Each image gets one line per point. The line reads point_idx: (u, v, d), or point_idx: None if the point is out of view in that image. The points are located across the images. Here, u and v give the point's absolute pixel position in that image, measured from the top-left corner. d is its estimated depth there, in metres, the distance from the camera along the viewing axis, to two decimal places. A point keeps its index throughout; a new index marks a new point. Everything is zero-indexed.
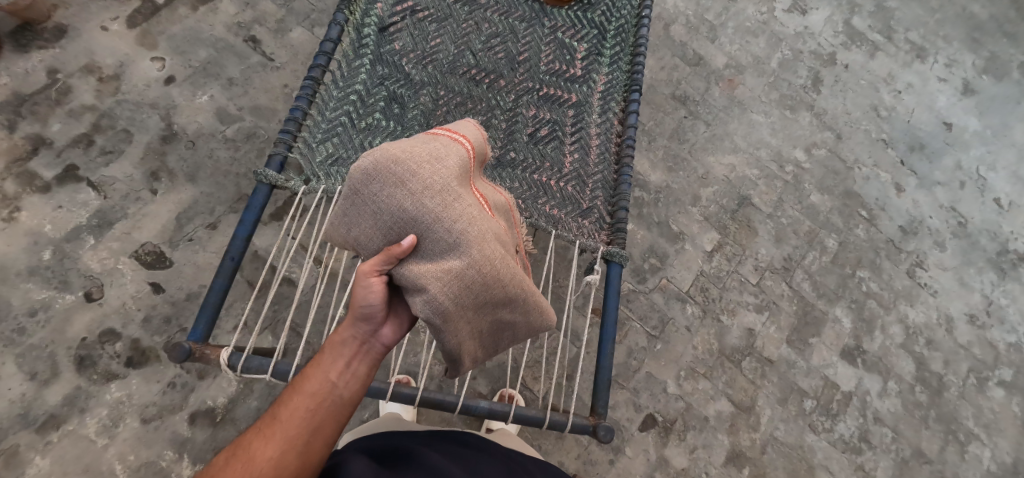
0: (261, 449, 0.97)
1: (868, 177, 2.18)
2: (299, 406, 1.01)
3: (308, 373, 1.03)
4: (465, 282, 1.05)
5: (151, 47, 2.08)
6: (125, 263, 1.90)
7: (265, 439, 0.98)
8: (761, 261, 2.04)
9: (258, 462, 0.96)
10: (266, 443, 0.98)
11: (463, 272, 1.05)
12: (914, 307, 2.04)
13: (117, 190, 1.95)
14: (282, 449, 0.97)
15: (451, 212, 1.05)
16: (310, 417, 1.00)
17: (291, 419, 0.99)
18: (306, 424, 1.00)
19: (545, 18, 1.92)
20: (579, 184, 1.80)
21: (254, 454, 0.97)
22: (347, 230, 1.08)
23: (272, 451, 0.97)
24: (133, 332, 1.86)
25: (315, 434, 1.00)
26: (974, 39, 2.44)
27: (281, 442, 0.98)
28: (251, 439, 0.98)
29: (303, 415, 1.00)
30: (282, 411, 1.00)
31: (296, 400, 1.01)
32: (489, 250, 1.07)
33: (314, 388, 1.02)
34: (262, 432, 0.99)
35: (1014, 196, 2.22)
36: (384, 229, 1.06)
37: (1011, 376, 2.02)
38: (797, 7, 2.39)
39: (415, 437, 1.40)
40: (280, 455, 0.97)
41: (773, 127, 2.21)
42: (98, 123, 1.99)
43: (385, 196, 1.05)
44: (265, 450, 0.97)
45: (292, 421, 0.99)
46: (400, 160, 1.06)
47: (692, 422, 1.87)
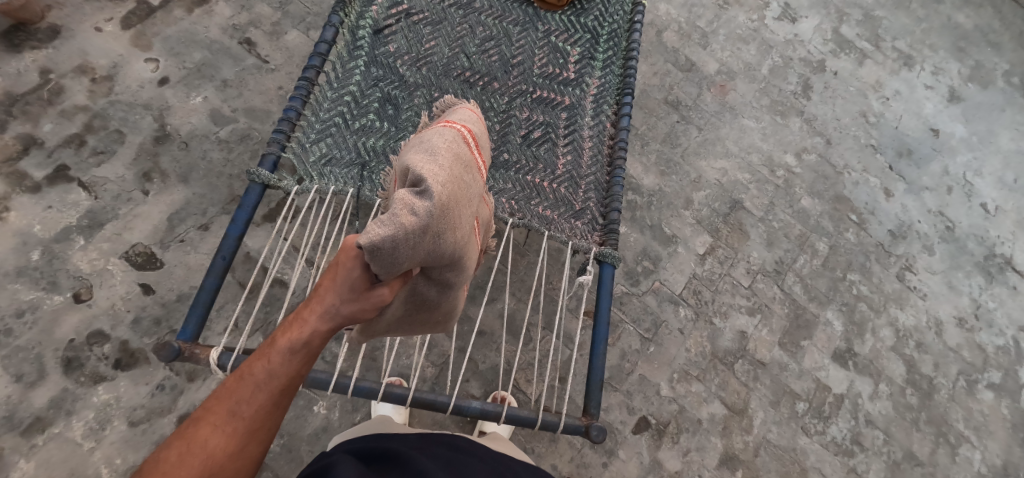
0: (223, 447, 0.87)
1: (857, 181, 2.21)
2: (263, 400, 0.92)
3: (270, 363, 0.93)
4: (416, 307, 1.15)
5: (145, 48, 2.08)
6: (115, 264, 1.89)
7: (224, 435, 0.88)
8: (752, 264, 2.06)
9: (219, 462, 0.87)
10: (228, 441, 0.88)
11: (425, 299, 1.13)
12: (904, 310, 2.06)
13: (108, 191, 1.94)
14: (242, 445, 0.89)
15: (463, 267, 1.10)
16: (272, 410, 0.93)
17: (257, 414, 0.91)
18: (267, 419, 0.92)
19: (539, 22, 1.95)
20: (572, 186, 1.81)
21: (212, 453, 0.86)
22: (394, 256, 0.94)
23: (236, 448, 0.88)
24: (121, 334, 1.84)
25: (272, 427, 0.93)
26: (959, 48, 2.48)
27: (241, 438, 0.89)
28: (208, 436, 0.87)
29: (269, 411, 0.92)
30: (245, 406, 0.90)
31: (260, 395, 0.92)
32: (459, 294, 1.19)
33: (280, 382, 0.93)
34: (222, 428, 0.88)
35: (1000, 201, 2.25)
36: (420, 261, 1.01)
37: (1000, 378, 2.04)
38: (787, 15, 2.43)
39: (405, 440, 1.38)
40: (242, 453, 0.89)
41: (764, 132, 2.24)
42: (91, 123, 1.98)
43: (447, 241, 1.01)
44: (227, 449, 0.87)
45: (258, 418, 0.91)
46: (465, 204, 1.04)
47: (685, 425, 1.87)
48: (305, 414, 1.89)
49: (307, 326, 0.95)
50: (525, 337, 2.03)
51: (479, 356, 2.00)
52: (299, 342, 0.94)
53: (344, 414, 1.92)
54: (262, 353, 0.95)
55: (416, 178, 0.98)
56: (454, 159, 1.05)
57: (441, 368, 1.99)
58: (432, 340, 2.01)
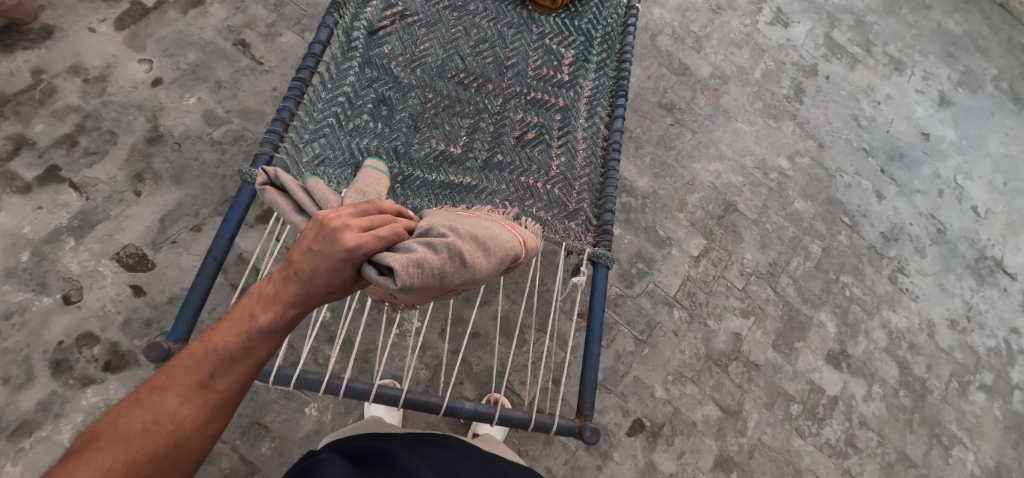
0: (191, 420, 0.87)
1: (849, 184, 2.23)
2: (235, 376, 0.92)
3: (246, 335, 0.92)
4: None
5: (139, 49, 2.08)
6: (106, 265, 1.87)
7: (194, 408, 0.88)
8: (746, 266, 2.06)
9: (186, 433, 0.87)
10: (197, 413, 0.88)
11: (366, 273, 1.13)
12: (897, 312, 2.07)
13: (100, 192, 1.92)
14: (212, 418, 0.89)
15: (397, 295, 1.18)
16: (243, 382, 0.93)
17: (229, 389, 0.91)
18: (237, 391, 0.92)
19: (533, 24, 1.96)
20: (566, 187, 1.82)
21: (180, 425, 0.87)
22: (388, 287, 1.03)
23: (205, 421, 0.89)
24: (112, 336, 1.82)
25: (241, 399, 0.93)
26: (949, 53, 2.52)
27: (211, 412, 0.89)
28: (177, 408, 0.87)
29: (240, 385, 0.92)
30: (217, 380, 0.90)
31: (234, 369, 0.92)
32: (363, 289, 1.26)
33: (256, 356, 0.93)
34: (191, 401, 0.88)
35: (991, 204, 2.27)
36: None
37: (992, 380, 2.05)
38: (779, 20, 2.46)
39: (396, 439, 1.37)
40: (210, 426, 0.90)
41: (757, 135, 2.25)
42: (83, 124, 1.97)
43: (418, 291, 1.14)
44: (195, 422, 0.88)
45: (229, 392, 0.91)
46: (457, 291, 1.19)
47: (680, 426, 1.86)
48: (297, 416, 1.87)
49: (285, 305, 0.94)
50: (519, 339, 2.03)
51: (473, 358, 2.00)
52: (276, 321, 0.93)
53: (337, 417, 1.91)
54: (234, 326, 0.92)
55: (463, 263, 1.11)
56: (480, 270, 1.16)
57: (435, 370, 1.99)
58: (426, 341, 2.00)
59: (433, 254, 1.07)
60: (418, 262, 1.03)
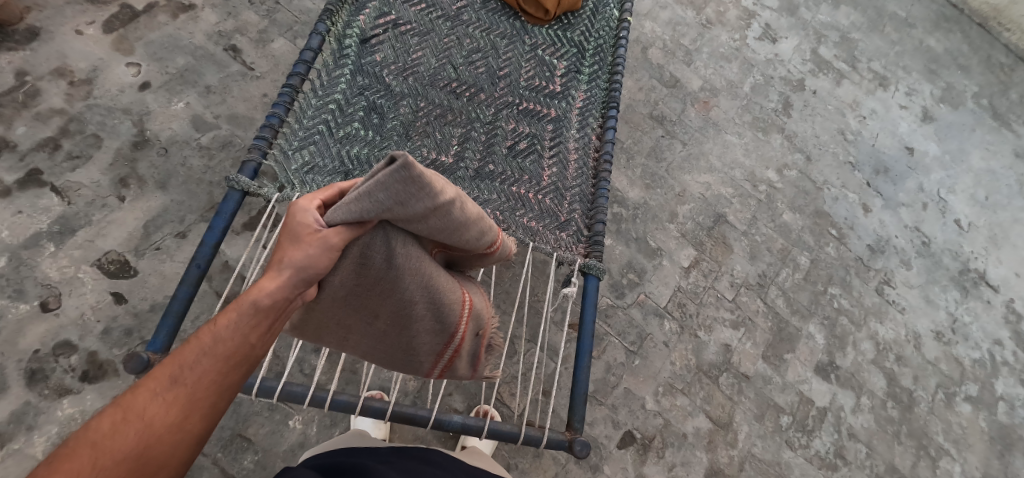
0: (162, 416, 0.88)
1: (837, 197, 2.26)
2: (204, 369, 0.93)
3: (219, 329, 0.95)
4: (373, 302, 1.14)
5: (127, 52, 2.05)
6: (86, 271, 1.82)
7: (167, 405, 0.88)
8: (736, 278, 2.07)
9: (157, 431, 0.87)
10: (168, 409, 0.88)
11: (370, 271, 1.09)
12: (884, 324, 2.10)
13: (82, 197, 1.88)
14: (185, 415, 0.89)
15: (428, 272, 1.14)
16: (221, 380, 0.93)
17: (199, 383, 0.91)
18: (215, 387, 0.92)
19: (526, 35, 1.97)
20: (558, 197, 1.82)
21: (151, 422, 0.87)
22: (380, 195, 0.99)
23: (177, 417, 0.88)
24: (90, 345, 1.76)
25: (221, 397, 0.93)
26: (931, 70, 2.58)
27: (184, 408, 0.89)
28: (147, 403, 0.88)
29: (212, 379, 0.92)
30: (186, 374, 0.91)
31: (203, 362, 0.93)
32: (424, 330, 1.19)
33: (227, 348, 0.94)
34: (162, 396, 0.89)
35: (973, 218, 2.32)
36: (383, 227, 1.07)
37: (977, 391, 2.07)
38: (768, 35, 2.51)
39: (376, 454, 1.35)
40: (184, 426, 0.89)
41: (746, 148, 2.28)
42: (66, 127, 1.93)
43: (430, 226, 1.07)
44: (166, 419, 0.88)
45: (199, 385, 0.91)
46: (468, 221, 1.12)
47: (670, 439, 1.85)
48: (281, 429, 1.83)
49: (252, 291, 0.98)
50: (509, 350, 2.02)
51: None
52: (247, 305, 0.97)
53: (322, 429, 1.86)
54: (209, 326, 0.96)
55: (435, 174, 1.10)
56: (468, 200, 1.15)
57: (424, 381, 1.96)
58: None
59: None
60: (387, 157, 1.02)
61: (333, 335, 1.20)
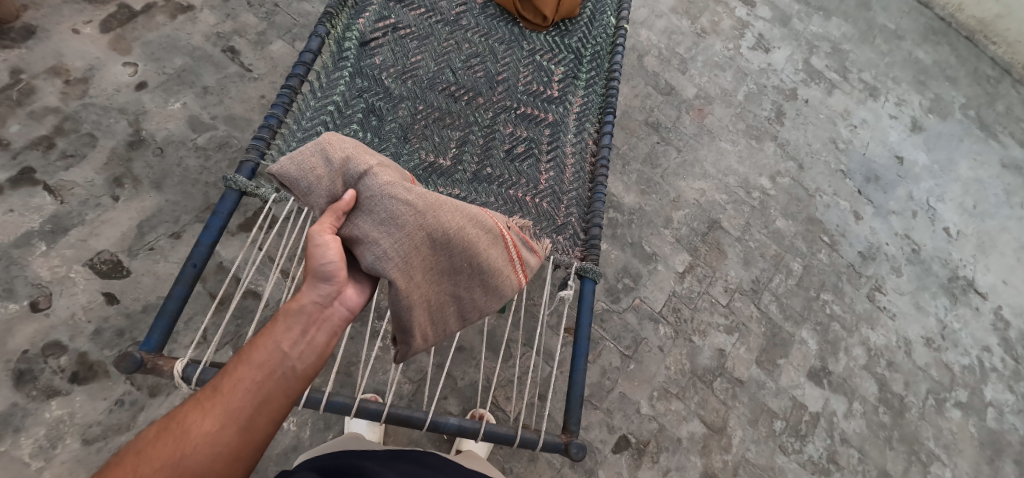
0: (198, 425, 0.95)
1: (828, 204, 2.29)
2: (240, 379, 0.99)
3: (257, 343, 1.02)
4: (439, 259, 1.20)
5: (124, 52, 2.04)
6: (78, 271, 1.80)
7: (203, 416, 0.96)
8: (730, 283, 2.09)
9: (192, 439, 0.94)
10: (204, 418, 0.96)
11: (400, 224, 1.15)
12: (875, 330, 2.12)
13: (75, 196, 1.86)
14: (220, 425, 0.95)
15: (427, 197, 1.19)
16: (256, 391, 0.99)
17: (233, 391, 0.98)
18: (250, 399, 0.98)
19: (524, 41, 1.99)
20: (554, 201, 1.83)
21: (188, 430, 0.94)
22: (301, 165, 1.16)
23: (212, 428, 0.95)
24: (80, 345, 1.74)
25: (258, 410, 0.98)
26: (920, 81, 2.64)
27: (219, 419, 0.96)
28: (187, 414, 0.96)
29: (245, 388, 0.98)
30: (223, 382, 0.99)
31: (238, 372, 1.00)
32: (485, 243, 1.22)
33: (262, 360, 1.00)
34: (201, 406, 0.97)
35: (961, 226, 2.36)
36: (356, 185, 1.18)
37: (967, 397, 2.09)
38: (761, 45, 2.55)
39: (374, 457, 1.34)
40: (219, 437, 0.95)
41: (740, 155, 2.31)
42: (61, 126, 1.91)
43: (360, 151, 1.21)
44: (202, 429, 0.95)
45: (233, 394, 0.98)
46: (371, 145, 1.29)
47: (665, 443, 1.85)
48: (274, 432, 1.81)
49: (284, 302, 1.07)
50: (505, 354, 2.02)
51: (458, 372, 1.98)
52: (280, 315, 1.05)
53: (316, 432, 1.85)
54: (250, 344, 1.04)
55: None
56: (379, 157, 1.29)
57: (419, 384, 1.96)
58: (410, 355, 1.98)
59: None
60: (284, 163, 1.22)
61: (438, 318, 1.23)
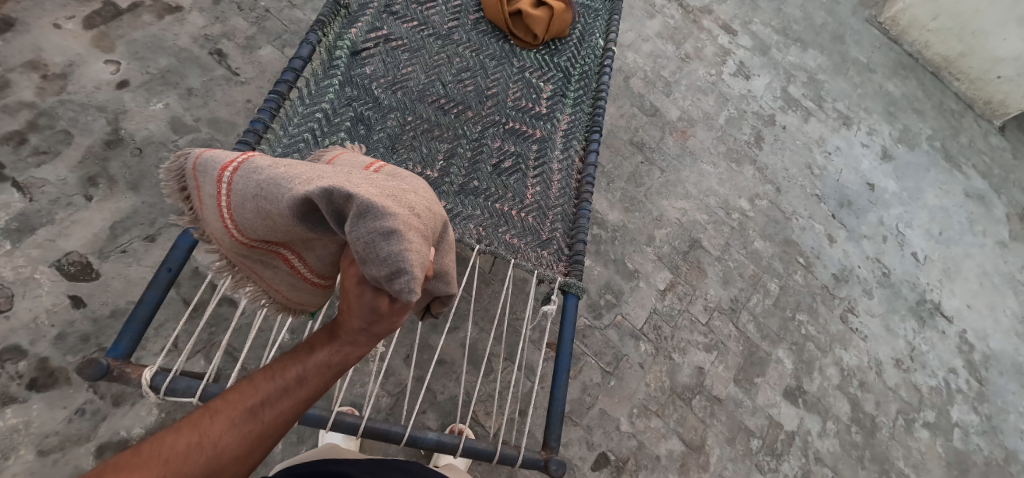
0: (232, 448, 0.93)
1: (804, 227, 2.36)
2: (281, 409, 0.99)
3: (304, 372, 1.00)
4: None
5: (107, 49, 2.00)
6: (43, 272, 1.72)
7: (239, 437, 0.94)
8: (710, 301, 2.13)
9: (224, 462, 0.92)
10: (240, 442, 0.94)
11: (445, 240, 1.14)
12: (848, 351, 2.18)
13: (46, 194, 1.79)
14: (251, 449, 0.95)
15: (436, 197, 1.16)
16: (290, 418, 1.00)
17: (274, 421, 0.97)
18: (282, 424, 0.99)
19: (514, 58, 2.02)
20: (540, 216, 1.84)
21: (221, 452, 0.92)
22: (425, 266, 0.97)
23: (245, 451, 0.94)
24: (42, 350, 1.66)
25: (283, 433, 1.00)
26: (889, 112, 2.78)
27: (251, 442, 0.95)
28: (223, 432, 0.92)
29: (284, 417, 0.99)
30: (267, 410, 0.97)
31: (283, 401, 0.99)
32: None
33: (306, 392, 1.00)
34: (239, 423, 0.94)
35: (928, 251, 2.46)
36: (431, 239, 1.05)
37: (934, 418, 2.16)
38: (741, 72, 2.66)
39: (355, 465, 1.30)
40: (247, 457, 0.95)
41: (721, 178, 2.38)
42: (35, 121, 1.85)
43: (418, 203, 1.01)
44: (235, 450, 0.93)
45: (273, 425, 0.97)
46: (378, 181, 1.01)
47: (644, 461, 1.85)
48: None
49: (341, 342, 1.03)
50: (486, 368, 2.00)
51: (438, 386, 1.95)
52: (335, 358, 1.02)
53: (288, 446, 1.79)
54: (292, 363, 1.01)
55: (351, 223, 0.93)
56: (370, 183, 0.99)
57: (397, 398, 1.92)
58: (389, 367, 1.94)
59: (367, 263, 0.93)
60: (388, 275, 0.92)
61: None
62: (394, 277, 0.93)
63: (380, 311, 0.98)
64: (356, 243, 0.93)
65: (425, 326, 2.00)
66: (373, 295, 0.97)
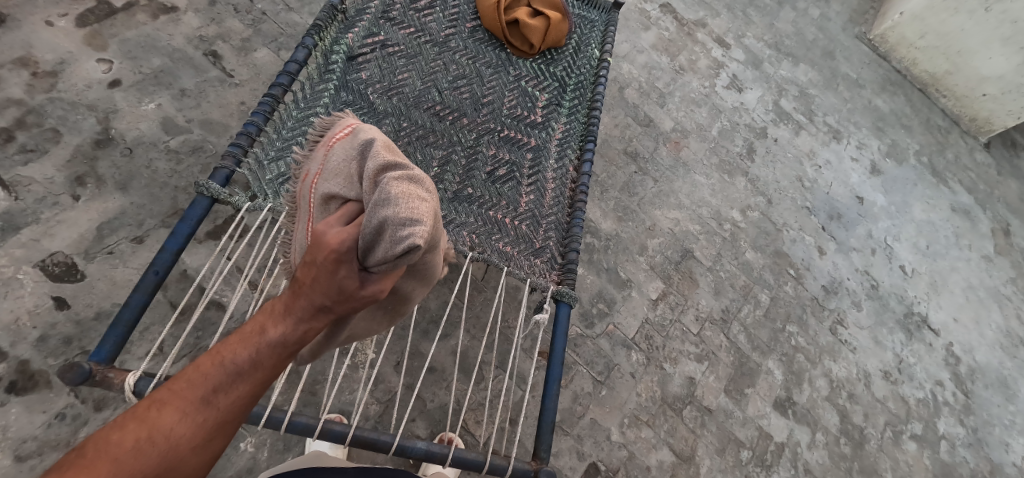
0: (187, 439, 0.86)
1: (795, 239, 2.39)
2: (238, 393, 0.91)
3: (253, 353, 0.91)
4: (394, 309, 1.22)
5: (99, 48, 1.98)
6: (27, 273, 1.68)
7: (190, 428, 0.86)
8: (701, 312, 2.14)
9: (181, 454, 0.86)
10: (195, 433, 0.87)
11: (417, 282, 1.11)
12: (837, 362, 2.19)
13: (32, 192, 1.76)
14: (209, 437, 0.88)
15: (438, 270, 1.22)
16: (246, 401, 0.91)
17: (230, 408, 0.90)
18: (240, 408, 0.91)
19: (510, 66, 2.02)
20: (533, 224, 1.84)
21: (175, 443, 0.85)
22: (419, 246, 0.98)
23: (202, 440, 0.87)
24: (22, 352, 1.62)
25: (244, 414, 0.92)
26: (878, 128, 2.83)
27: (208, 430, 0.88)
28: (173, 424, 0.85)
29: (241, 402, 0.91)
30: (220, 398, 0.89)
31: (238, 386, 0.90)
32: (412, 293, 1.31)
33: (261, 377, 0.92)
34: (189, 415, 0.87)
35: (915, 265, 2.50)
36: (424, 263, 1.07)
37: (921, 430, 2.18)
38: (734, 85, 2.69)
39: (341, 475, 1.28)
40: (207, 447, 0.88)
41: (713, 188, 2.40)
42: (23, 119, 1.82)
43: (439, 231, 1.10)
44: (190, 440, 0.86)
45: (230, 411, 0.90)
46: None
47: (634, 472, 1.84)
48: (228, 452, 1.69)
49: (296, 319, 0.93)
50: (476, 376, 1.99)
51: (428, 393, 1.93)
52: (291, 338, 0.93)
53: (273, 454, 1.74)
54: (244, 340, 0.92)
55: (392, 177, 1.02)
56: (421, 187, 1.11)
57: (386, 406, 1.89)
58: (378, 374, 1.91)
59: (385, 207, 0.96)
60: (400, 217, 0.95)
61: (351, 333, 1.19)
62: (400, 226, 0.95)
63: (347, 291, 0.93)
64: (388, 188, 0.99)
65: (415, 333, 1.98)
66: (349, 268, 0.93)
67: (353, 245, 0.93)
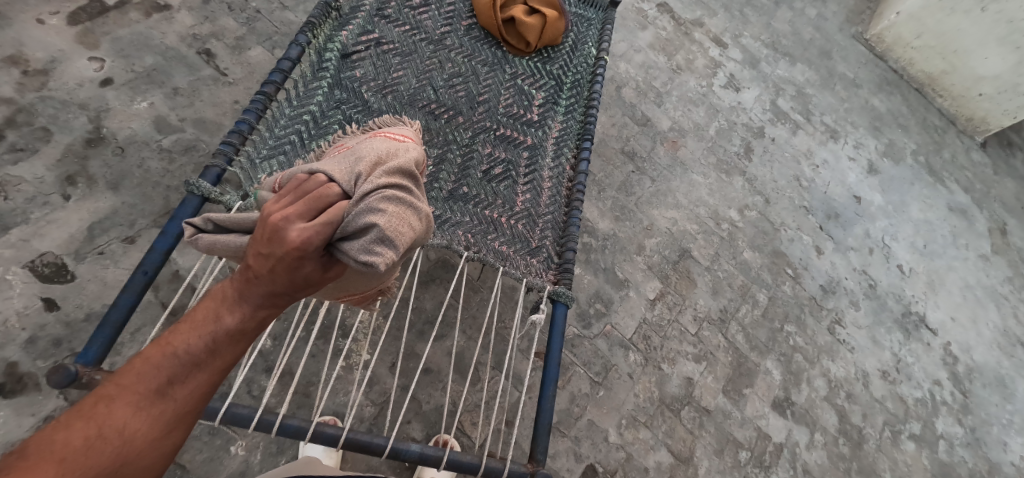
0: (144, 431, 0.86)
1: (793, 238, 2.38)
2: (196, 383, 0.91)
3: (206, 340, 0.92)
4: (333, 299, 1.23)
5: (91, 46, 1.96)
6: (15, 273, 1.66)
7: (147, 421, 0.86)
8: (699, 312, 2.13)
9: (137, 447, 0.85)
10: (151, 425, 0.87)
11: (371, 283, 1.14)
12: (835, 362, 2.19)
13: (21, 192, 1.74)
14: (166, 430, 0.88)
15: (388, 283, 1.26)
16: (201, 391, 0.92)
17: (188, 399, 0.90)
18: (197, 399, 0.92)
19: (506, 65, 2.01)
20: (529, 223, 1.82)
21: (130, 437, 0.85)
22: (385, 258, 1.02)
23: (160, 433, 0.87)
24: (10, 354, 1.59)
25: (200, 406, 0.93)
26: (875, 127, 2.83)
27: (166, 423, 0.88)
28: (128, 418, 0.85)
29: (200, 393, 0.92)
30: (177, 388, 0.89)
31: (195, 375, 0.91)
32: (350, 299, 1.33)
33: (219, 365, 0.93)
34: (144, 408, 0.87)
35: (913, 264, 2.50)
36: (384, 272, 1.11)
37: (919, 430, 2.17)
38: (732, 85, 2.69)
39: None
40: (164, 440, 0.88)
41: (711, 188, 2.39)
42: (14, 117, 1.80)
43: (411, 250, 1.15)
44: (147, 433, 0.86)
45: (188, 402, 0.90)
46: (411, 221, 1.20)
47: (632, 473, 1.83)
48: (220, 455, 1.67)
49: (252, 306, 0.95)
50: (472, 377, 1.97)
51: (423, 395, 1.91)
52: (249, 324, 0.95)
53: (267, 457, 1.72)
54: (198, 328, 0.92)
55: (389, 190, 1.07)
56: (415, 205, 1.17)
57: (381, 407, 1.87)
58: (373, 376, 1.89)
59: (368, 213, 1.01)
60: (383, 234, 1.00)
61: None
62: (379, 241, 1.00)
63: (308, 281, 0.96)
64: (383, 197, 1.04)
65: (410, 334, 1.97)
66: (313, 264, 0.95)
67: (320, 243, 0.96)
